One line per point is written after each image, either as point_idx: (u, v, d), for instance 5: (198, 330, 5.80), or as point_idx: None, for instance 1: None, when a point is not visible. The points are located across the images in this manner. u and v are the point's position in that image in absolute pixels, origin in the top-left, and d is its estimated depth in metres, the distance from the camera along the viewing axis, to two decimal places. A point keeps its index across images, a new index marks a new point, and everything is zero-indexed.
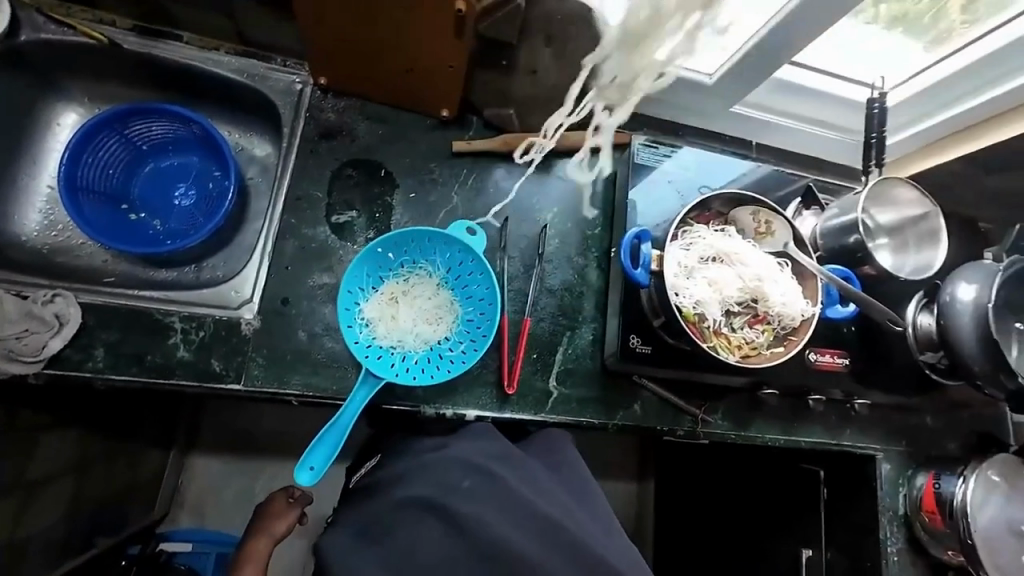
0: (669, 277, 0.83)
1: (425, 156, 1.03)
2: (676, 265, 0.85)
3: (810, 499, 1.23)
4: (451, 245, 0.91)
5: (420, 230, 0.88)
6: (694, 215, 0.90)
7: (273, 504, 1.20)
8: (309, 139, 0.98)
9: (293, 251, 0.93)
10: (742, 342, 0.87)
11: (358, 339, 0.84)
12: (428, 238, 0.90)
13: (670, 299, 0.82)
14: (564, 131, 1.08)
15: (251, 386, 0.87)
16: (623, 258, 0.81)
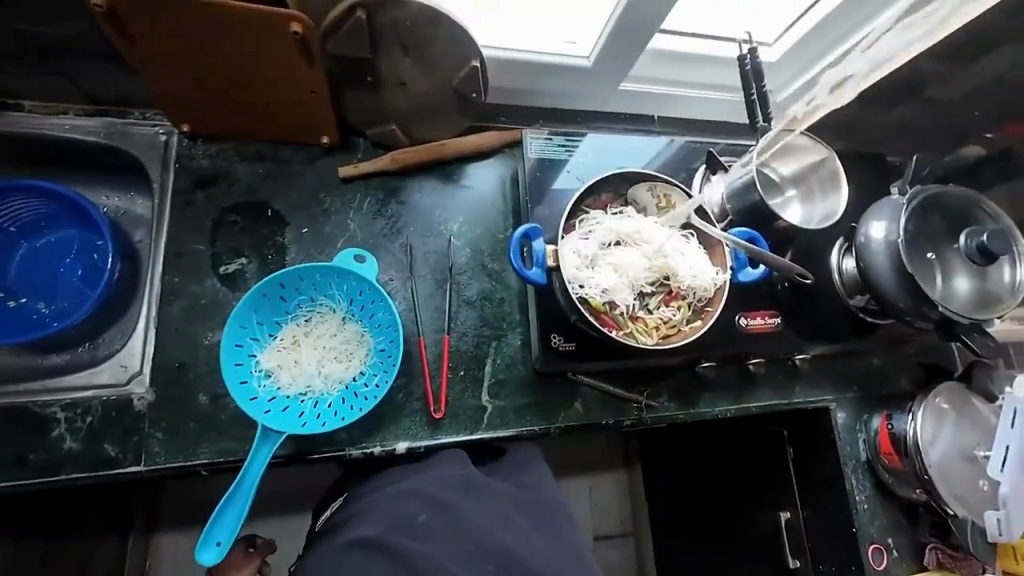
0: (568, 270, 0.81)
1: (313, 186, 0.98)
2: (574, 254, 0.82)
3: (778, 460, 1.23)
4: (345, 276, 0.86)
5: (306, 267, 0.83)
6: (590, 201, 0.89)
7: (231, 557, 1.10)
8: (184, 191, 0.93)
9: (181, 312, 0.87)
10: (660, 322, 0.85)
11: (257, 394, 0.79)
12: (319, 273, 0.85)
13: (571, 292, 0.79)
14: (454, 137, 1.05)
15: (152, 466, 0.80)
16: (514, 258, 0.76)
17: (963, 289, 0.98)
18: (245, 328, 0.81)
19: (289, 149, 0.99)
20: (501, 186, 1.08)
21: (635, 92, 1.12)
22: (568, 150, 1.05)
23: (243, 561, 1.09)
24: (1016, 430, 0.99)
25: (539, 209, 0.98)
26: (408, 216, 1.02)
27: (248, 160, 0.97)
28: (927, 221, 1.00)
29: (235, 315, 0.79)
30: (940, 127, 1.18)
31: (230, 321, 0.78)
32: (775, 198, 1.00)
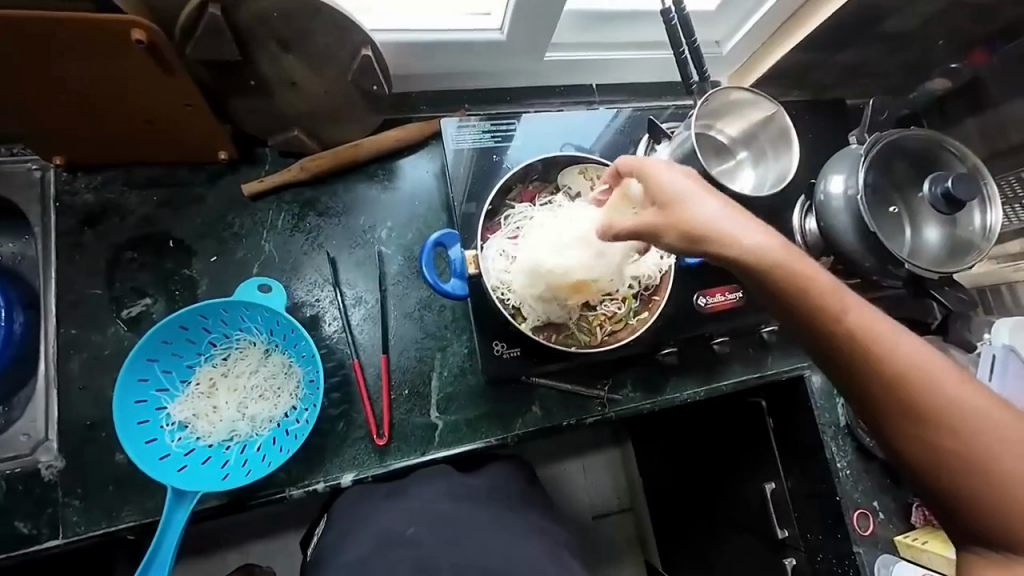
0: (488, 276, 0.80)
1: (218, 208, 0.89)
2: (498, 257, 0.81)
3: (758, 433, 1.18)
4: (254, 309, 0.77)
5: (206, 306, 0.75)
6: (514, 193, 0.85)
7: None
8: (71, 232, 0.84)
9: (84, 367, 0.80)
10: (603, 317, 0.82)
11: (171, 450, 0.73)
12: (224, 310, 0.77)
13: (496, 304, 0.78)
14: (368, 136, 0.95)
15: (70, 537, 0.74)
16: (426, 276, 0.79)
17: (934, 239, 0.92)
18: (151, 381, 0.74)
19: (185, 170, 0.89)
20: (429, 183, 0.99)
21: (566, 62, 1.03)
22: (492, 138, 0.94)
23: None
24: (994, 380, 0.94)
25: (470, 206, 0.88)
26: (329, 228, 0.93)
27: (140, 188, 0.87)
28: (890, 170, 0.94)
29: (126, 373, 0.71)
30: (900, 61, 1.09)
31: (126, 377, 0.71)
32: (723, 166, 0.93)
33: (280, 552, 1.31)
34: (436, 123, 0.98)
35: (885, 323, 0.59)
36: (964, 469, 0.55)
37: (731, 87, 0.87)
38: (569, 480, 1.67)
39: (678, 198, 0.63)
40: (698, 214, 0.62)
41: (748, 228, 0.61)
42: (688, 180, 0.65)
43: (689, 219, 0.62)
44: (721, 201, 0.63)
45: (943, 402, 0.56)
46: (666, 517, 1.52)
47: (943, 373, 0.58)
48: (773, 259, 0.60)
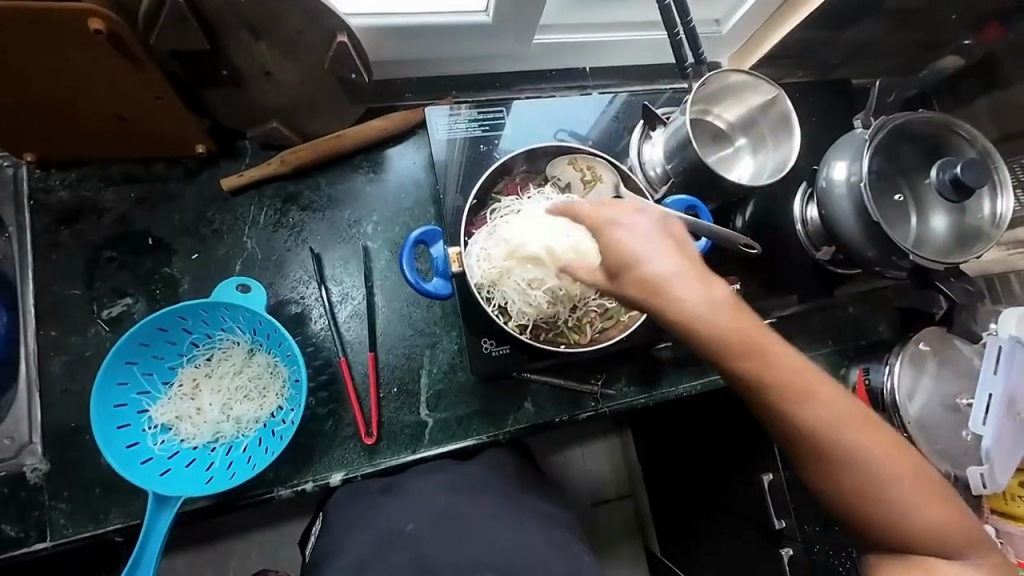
0: (472, 276, 0.77)
1: (197, 204, 0.87)
2: (482, 254, 0.78)
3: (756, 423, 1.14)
4: (235, 309, 0.75)
5: (184, 307, 0.73)
6: (501, 185, 0.82)
7: None
8: (46, 231, 0.81)
9: (66, 369, 0.79)
10: (594, 313, 0.80)
11: (153, 454, 0.72)
12: (204, 310, 0.75)
13: (483, 305, 0.75)
14: (351, 127, 0.92)
15: (58, 540, 0.73)
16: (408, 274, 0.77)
17: (941, 227, 0.88)
18: (132, 383, 0.73)
19: (163, 165, 0.87)
20: (415, 175, 0.96)
21: (557, 45, 0.99)
22: (480, 127, 0.90)
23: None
24: (999, 373, 0.91)
25: (456, 198, 0.86)
26: (313, 223, 0.90)
27: (116, 185, 0.85)
28: (897, 155, 0.89)
29: (104, 376, 0.69)
30: (908, 38, 1.04)
31: (104, 381, 0.69)
32: (720, 154, 0.90)
33: (281, 546, 1.32)
34: (422, 111, 0.94)
35: (772, 380, 0.56)
36: (866, 503, 0.58)
37: (730, 69, 0.82)
38: (569, 469, 1.67)
39: (628, 248, 0.57)
40: (656, 277, 0.55)
41: (693, 295, 0.55)
42: (643, 234, 0.57)
43: (644, 277, 0.56)
44: (680, 256, 0.57)
45: (850, 444, 0.57)
46: (668, 507, 1.51)
47: (852, 414, 0.58)
48: (718, 323, 0.54)
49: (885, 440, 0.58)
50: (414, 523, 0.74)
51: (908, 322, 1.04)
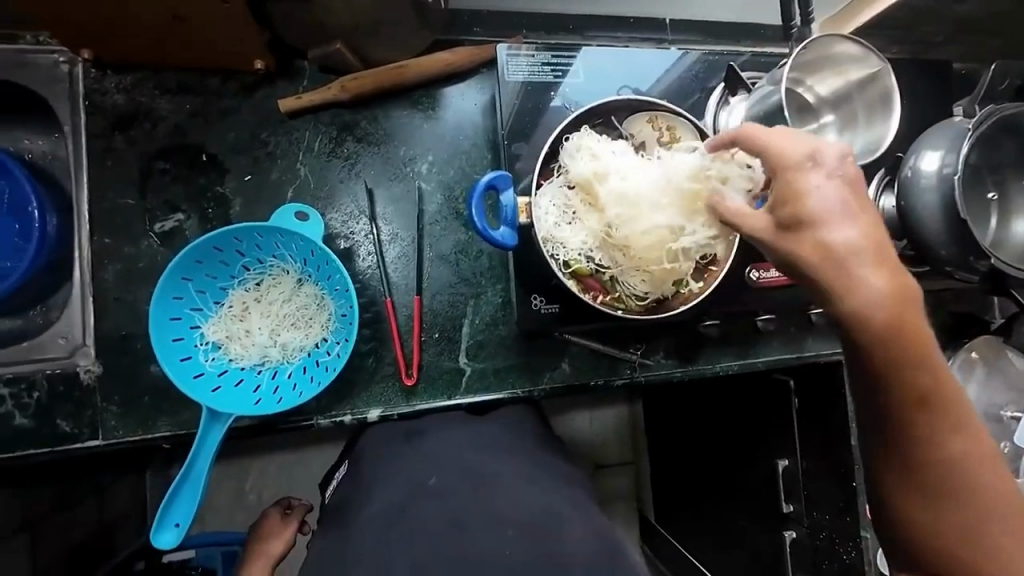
0: (542, 226, 0.69)
1: (251, 123, 0.84)
2: (552, 207, 0.70)
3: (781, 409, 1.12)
4: (292, 236, 0.74)
5: (241, 225, 0.71)
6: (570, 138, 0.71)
7: (268, 522, 1.00)
8: (100, 135, 0.79)
9: (118, 277, 0.79)
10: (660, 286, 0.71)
11: (204, 369, 0.72)
12: (259, 232, 0.74)
13: (545, 257, 0.67)
14: (418, 56, 0.86)
15: (110, 439, 0.76)
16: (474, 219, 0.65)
17: (1023, 234, 0.83)
18: (184, 297, 0.73)
19: (218, 78, 0.83)
20: (475, 117, 0.92)
21: None
22: (552, 72, 0.85)
23: (281, 526, 0.98)
24: None
25: (520, 147, 0.82)
26: (368, 157, 0.88)
27: (171, 94, 0.81)
28: (994, 149, 0.83)
29: (162, 289, 0.69)
30: None
31: (162, 292, 0.70)
32: (805, 128, 0.82)
33: (294, 466, 1.38)
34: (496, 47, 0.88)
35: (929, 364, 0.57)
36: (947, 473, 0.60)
37: (838, 35, 0.77)
38: (577, 430, 1.71)
39: (826, 229, 0.55)
40: (835, 245, 0.55)
41: (864, 262, 0.55)
42: (841, 190, 0.56)
43: (840, 245, 0.55)
44: (875, 244, 0.56)
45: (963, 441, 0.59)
46: (670, 476, 1.54)
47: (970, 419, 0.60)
48: (881, 295, 0.55)
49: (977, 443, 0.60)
50: (453, 473, 0.74)
51: (961, 327, 1.01)
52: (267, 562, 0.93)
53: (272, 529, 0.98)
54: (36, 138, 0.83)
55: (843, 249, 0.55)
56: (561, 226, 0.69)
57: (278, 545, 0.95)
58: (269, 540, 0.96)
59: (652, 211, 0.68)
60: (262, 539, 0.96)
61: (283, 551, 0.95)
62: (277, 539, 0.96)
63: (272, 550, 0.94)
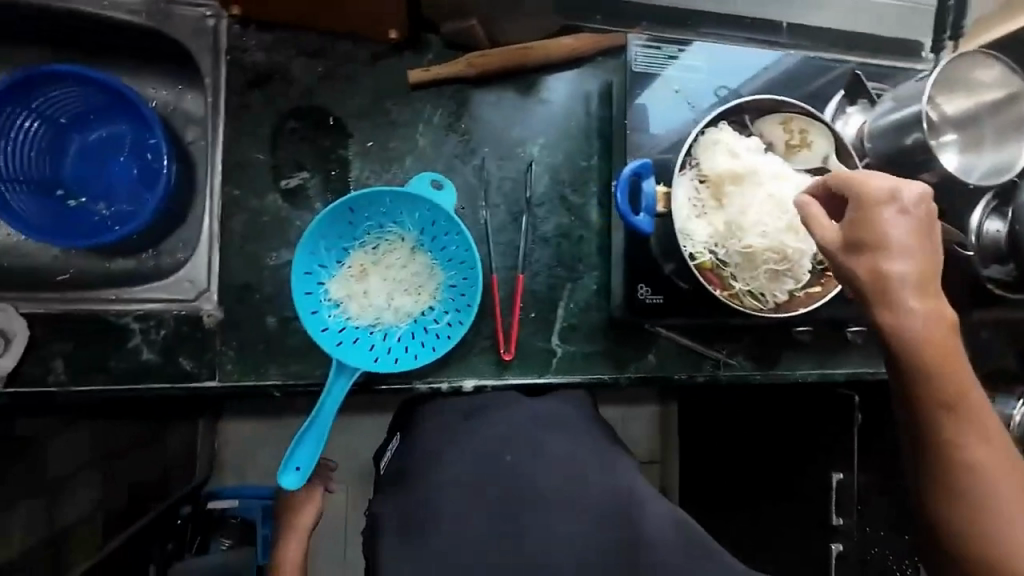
0: (678, 217, 0.69)
1: (378, 91, 0.85)
2: (687, 200, 0.69)
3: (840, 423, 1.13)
4: (420, 204, 0.78)
5: (377, 189, 0.75)
6: (709, 134, 0.69)
7: (294, 495, 0.98)
8: (238, 90, 0.82)
9: (244, 229, 0.82)
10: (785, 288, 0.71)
11: (328, 324, 0.76)
12: (389, 197, 0.77)
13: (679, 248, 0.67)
14: (543, 39, 0.87)
15: (226, 381, 0.80)
16: (619, 203, 0.63)
17: None
18: (314, 254, 0.76)
19: (350, 44, 0.85)
20: (588, 105, 0.92)
21: None
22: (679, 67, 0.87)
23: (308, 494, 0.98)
24: None
25: (641, 138, 0.83)
26: (483, 134, 0.89)
27: (306, 56, 0.84)
28: None
29: (303, 245, 0.74)
30: None
31: (303, 248, 0.75)
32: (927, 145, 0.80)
33: (346, 428, 1.43)
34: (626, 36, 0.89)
35: (952, 367, 0.59)
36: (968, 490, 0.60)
37: (982, 58, 0.79)
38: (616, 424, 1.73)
39: (888, 253, 0.57)
40: (891, 272, 0.57)
41: (917, 287, 0.57)
42: (894, 217, 0.57)
43: (885, 262, 0.57)
44: (918, 256, 0.57)
45: (986, 457, 0.60)
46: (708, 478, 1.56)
47: (989, 429, 0.60)
48: (921, 318, 0.57)
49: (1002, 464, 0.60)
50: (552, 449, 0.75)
51: None
52: (304, 534, 0.96)
53: (301, 500, 0.97)
54: (189, 96, 0.93)
55: (902, 275, 0.57)
56: (693, 218, 0.70)
57: (310, 514, 0.97)
58: (299, 512, 0.96)
59: (789, 214, 0.68)
60: (294, 511, 0.96)
61: (316, 520, 0.97)
62: (310, 506, 0.97)
63: (304, 522, 0.96)
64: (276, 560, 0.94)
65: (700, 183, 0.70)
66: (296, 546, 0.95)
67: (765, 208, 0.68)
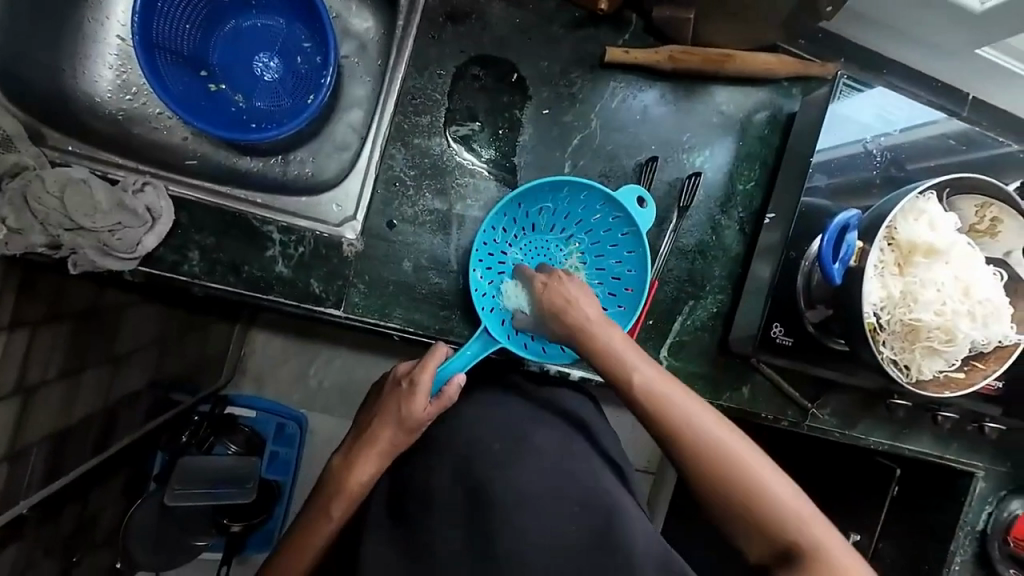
0: (868, 273, 0.67)
1: (567, 58, 0.83)
2: (877, 259, 0.69)
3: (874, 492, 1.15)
4: (611, 207, 0.79)
5: (581, 179, 0.76)
6: (914, 201, 0.69)
7: (389, 392, 0.75)
8: (433, 20, 0.79)
9: (404, 165, 0.79)
10: (935, 369, 0.71)
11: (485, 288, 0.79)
12: (584, 192, 0.78)
13: (860, 305, 0.67)
14: (743, 50, 0.85)
15: (351, 314, 0.78)
16: (824, 250, 0.66)
17: None
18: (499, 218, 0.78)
19: (553, 5, 0.82)
20: (760, 127, 0.90)
21: (981, 63, 0.88)
22: (871, 116, 0.86)
23: (409, 398, 0.73)
24: None
25: (819, 178, 0.83)
26: (654, 130, 0.86)
27: (506, 4, 0.81)
28: None
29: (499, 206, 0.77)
30: None
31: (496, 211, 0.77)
32: None
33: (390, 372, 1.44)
34: (833, 69, 0.87)
35: (693, 423, 0.67)
36: (766, 516, 0.64)
37: None
38: None
39: (564, 282, 0.74)
40: (558, 291, 0.73)
41: (588, 300, 0.73)
42: (597, 313, 0.72)
43: (596, 349, 0.71)
44: (646, 364, 0.70)
45: (751, 481, 0.65)
46: None
47: (758, 461, 0.66)
48: (577, 316, 0.72)
49: (796, 500, 0.64)
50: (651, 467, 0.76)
51: None
52: (382, 459, 0.75)
53: (396, 404, 0.74)
54: (365, 16, 0.91)
55: (585, 304, 0.72)
56: (874, 277, 0.69)
57: (398, 438, 0.74)
58: (383, 424, 0.74)
59: (967, 301, 0.69)
60: (388, 411, 0.74)
61: (405, 446, 0.75)
62: (409, 416, 0.73)
63: (387, 443, 0.74)
64: (344, 466, 0.75)
65: (888, 245, 0.70)
66: (372, 464, 0.74)
67: (948, 286, 0.69)
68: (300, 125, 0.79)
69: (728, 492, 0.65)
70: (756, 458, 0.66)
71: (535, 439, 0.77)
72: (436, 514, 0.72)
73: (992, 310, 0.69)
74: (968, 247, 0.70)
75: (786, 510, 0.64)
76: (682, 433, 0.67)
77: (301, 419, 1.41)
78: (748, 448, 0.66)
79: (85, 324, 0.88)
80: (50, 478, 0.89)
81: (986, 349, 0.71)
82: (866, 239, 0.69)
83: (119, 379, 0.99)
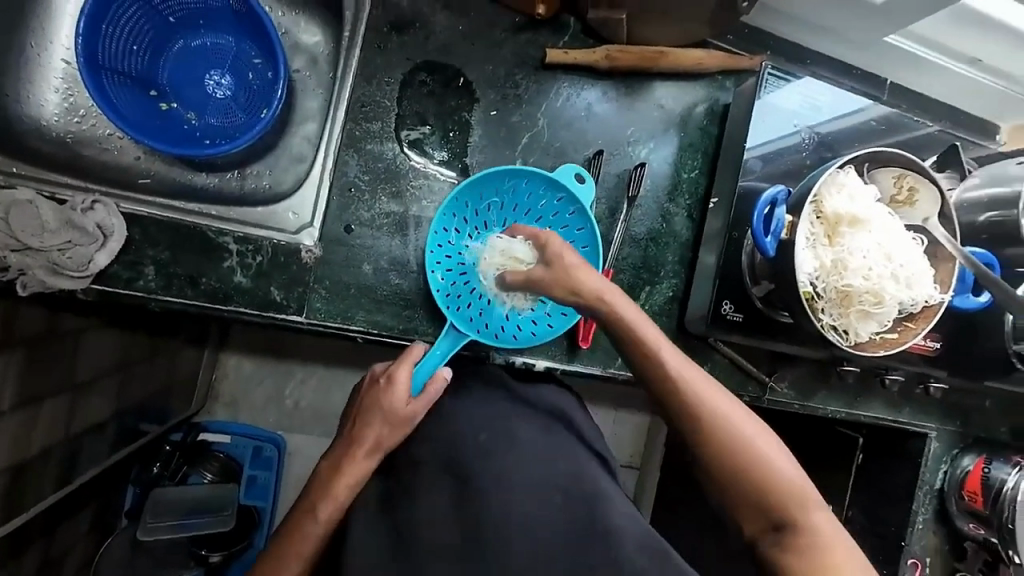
0: (798, 246, 0.72)
1: (511, 62, 0.86)
2: (806, 232, 0.74)
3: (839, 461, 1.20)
4: (555, 190, 0.83)
5: (519, 170, 0.80)
6: (835, 175, 0.75)
7: (368, 392, 0.76)
8: (378, 31, 0.82)
9: (359, 171, 0.81)
10: (868, 330, 0.76)
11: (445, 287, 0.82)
12: (526, 181, 0.82)
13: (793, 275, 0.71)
14: (676, 47, 0.90)
15: (313, 320, 0.79)
16: (754, 221, 0.72)
17: None
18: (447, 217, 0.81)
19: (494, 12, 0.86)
20: (699, 119, 0.95)
21: (893, 50, 0.95)
22: (797, 103, 0.92)
23: (387, 391, 0.74)
24: None
25: (754, 163, 0.88)
26: (599, 125, 0.90)
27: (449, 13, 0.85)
28: None
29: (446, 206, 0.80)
30: None
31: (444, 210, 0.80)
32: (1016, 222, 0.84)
33: None
34: (760, 61, 0.93)
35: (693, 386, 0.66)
36: (761, 483, 0.62)
37: None
38: None
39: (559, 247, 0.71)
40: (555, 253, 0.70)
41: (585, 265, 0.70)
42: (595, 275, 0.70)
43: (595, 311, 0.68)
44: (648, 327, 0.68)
45: (744, 447, 0.63)
46: None
47: (750, 426, 0.65)
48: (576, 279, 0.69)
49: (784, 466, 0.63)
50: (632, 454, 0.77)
51: None
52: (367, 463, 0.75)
53: (378, 400, 0.75)
54: (314, 31, 0.93)
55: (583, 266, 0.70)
56: (806, 248, 0.74)
57: (383, 434, 0.75)
58: (367, 424, 0.75)
59: (890, 264, 0.74)
60: (371, 410, 0.75)
61: (390, 442, 0.76)
62: (393, 408, 0.74)
63: (374, 440, 0.74)
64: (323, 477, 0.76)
65: (817, 218, 0.75)
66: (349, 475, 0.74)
67: (874, 251, 0.74)
68: (252, 137, 0.80)
69: (719, 455, 0.64)
70: (749, 421, 0.65)
71: (503, 428, 0.78)
72: (406, 510, 0.72)
73: (914, 270, 0.74)
74: (886, 214, 0.75)
75: (775, 473, 0.63)
76: (690, 397, 0.65)
77: (277, 440, 1.37)
78: (741, 414, 0.65)
79: (37, 352, 0.85)
80: (8, 515, 0.85)
81: (915, 308, 0.76)
82: (796, 213, 0.74)
83: (81, 406, 0.97)
